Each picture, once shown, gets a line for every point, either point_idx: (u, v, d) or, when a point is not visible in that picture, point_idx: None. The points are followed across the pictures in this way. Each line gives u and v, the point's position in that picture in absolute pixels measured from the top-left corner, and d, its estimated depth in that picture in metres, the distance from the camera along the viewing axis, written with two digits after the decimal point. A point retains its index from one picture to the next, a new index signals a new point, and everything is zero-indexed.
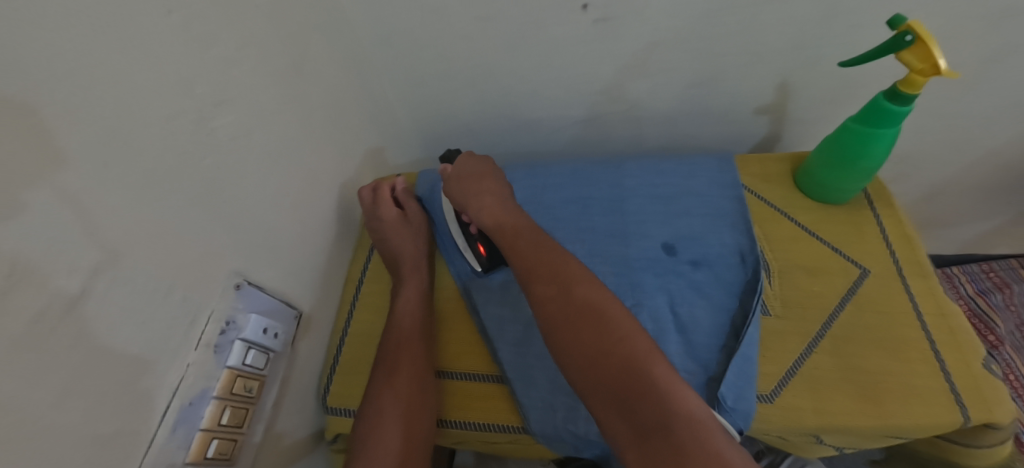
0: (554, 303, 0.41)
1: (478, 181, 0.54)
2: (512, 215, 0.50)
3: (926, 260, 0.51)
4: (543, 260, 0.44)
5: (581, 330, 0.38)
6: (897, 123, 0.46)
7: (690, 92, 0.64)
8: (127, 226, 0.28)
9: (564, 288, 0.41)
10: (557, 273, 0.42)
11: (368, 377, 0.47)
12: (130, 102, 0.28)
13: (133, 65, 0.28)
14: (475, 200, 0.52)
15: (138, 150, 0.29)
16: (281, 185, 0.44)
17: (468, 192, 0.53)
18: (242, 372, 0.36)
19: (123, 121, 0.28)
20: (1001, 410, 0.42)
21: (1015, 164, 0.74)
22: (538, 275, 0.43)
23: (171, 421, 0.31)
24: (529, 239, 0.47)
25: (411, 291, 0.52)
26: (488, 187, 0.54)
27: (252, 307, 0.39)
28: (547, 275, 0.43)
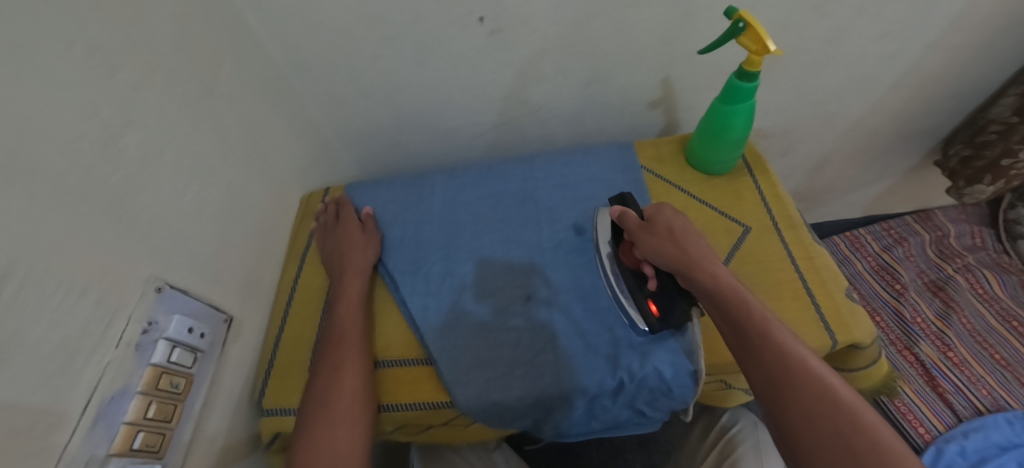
0: (826, 420, 0.34)
1: (692, 240, 0.47)
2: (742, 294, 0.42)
3: (796, 213, 0.58)
4: (797, 362, 0.37)
5: (866, 465, 0.31)
6: (750, 98, 0.54)
7: (588, 90, 0.71)
8: (36, 236, 0.31)
9: (835, 401, 0.34)
10: (817, 378, 0.36)
11: (315, 374, 0.48)
12: (33, 125, 0.31)
13: (38, 92, 0.32)
14: (693, 264, 0.45)
15: (43, 167, 0.32)
16: (199, 200, 0.48)
17: (683, 248, 0.46)
18: (167, 369, 0.39)
19: (29, 140, 0.31)
20: (859, 330, 0.49)
21: (882, 129, 0.84)
22: (798, 381, 0.36)
23: (93, 414, 0.33)
24: (770, 329, 0.39)
25: (355, 291, 0.54)
26: (698, 249, 0.46)
27: (174, 310, 0.41)
28: (807, 379, 0.36)
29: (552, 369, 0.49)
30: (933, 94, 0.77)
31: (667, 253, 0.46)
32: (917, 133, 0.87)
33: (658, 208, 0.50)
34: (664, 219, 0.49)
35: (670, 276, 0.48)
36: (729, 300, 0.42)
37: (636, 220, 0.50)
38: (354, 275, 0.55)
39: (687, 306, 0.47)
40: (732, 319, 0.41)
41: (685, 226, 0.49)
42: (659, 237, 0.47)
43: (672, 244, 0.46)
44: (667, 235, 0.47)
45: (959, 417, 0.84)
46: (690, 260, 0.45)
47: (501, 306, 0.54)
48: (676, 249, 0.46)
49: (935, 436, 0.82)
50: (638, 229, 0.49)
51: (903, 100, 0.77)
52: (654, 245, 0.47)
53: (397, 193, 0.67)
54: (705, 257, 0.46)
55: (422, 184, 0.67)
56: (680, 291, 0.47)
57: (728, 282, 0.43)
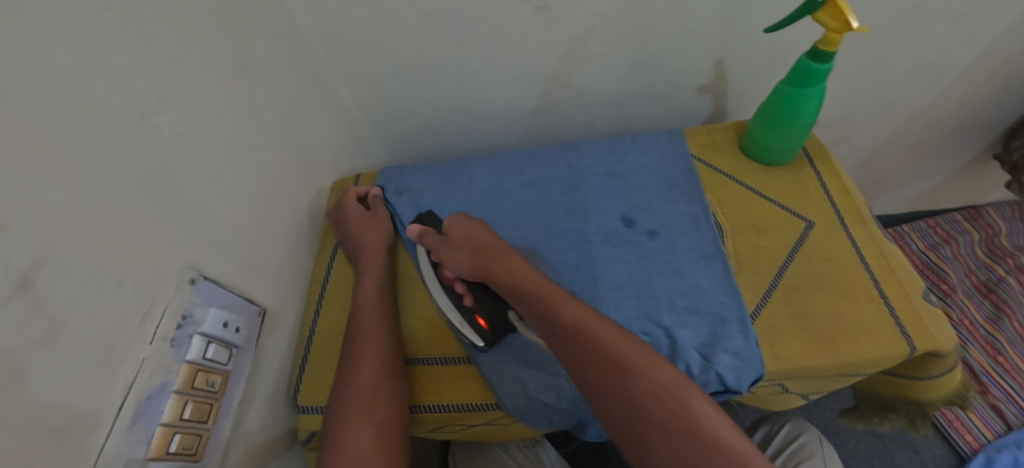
0: (618, 389, 0.37)
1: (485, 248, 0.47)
2: (538, 285, 0.43)
3: (864, 208, 0.54)
4: (616, 360, 0.38)
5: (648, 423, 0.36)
6: (823, 81, 0.49)
7: (635, 73, 0.67)
8: (69, 220, 0.28)
9: (650, 390, 0.36)
10: (632, 374, 0.37)
11: (336, 375, 0.45)
12: (65, 98, 0.28)
13: (70, 61, 0.29)
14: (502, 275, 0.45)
15: (78, 143, 0.29)
16: (235, 183, 0.45)
17: (480, 257, 0.47)
18: (202, 366, 0.36)
19: (63, 115, 0.28)
20: (942, 337, 0.45)
21: (943, 120, 0.79)
22: (619, 383, 0.37)
23: (129, 415, 0.31)
24: (587, 332, 0.39)
25: (371, 281, 0.51)
26: (496, 256, 0.46)
27: (210, 302, 0.38)
28: (632, 376, 0.37)
29: None
30: (1003, 82, 0.71)
31: (469, 267, 0.47)
32: (978, 125, 0.81)
33: (450, 219, 0.51)
34: (458, 232, 0.49)
35: (479, 287, 0.49)
36: (545, 315, 0.41)
37: (433, 237, 0.50)
38: (375, 265, 0.53)
39: (509, 312, 0.48)
40: (551, 331, 0.41)
41: (481, 232, 0.49)
42: (459, 254, 0.47)
43: (469, 259, 0.47)
44: (466, 245, 0.48)
45: (1009, 425, 0.80)
46: (490, 272, 0.46)
47: None
48: (474, 263, 0.47)
49: (983, 444, 0.78)
50: (440, 245, 0.49)
51: (970, 88, 0.72)
52: (457, 258, 0.47)
53: (430, 180, 0.63)
54: (505, 260, 0.46)
55: (460, 171, 0.63)
56: (497, 300, 0.48)
57: (524, 283, 0.44)
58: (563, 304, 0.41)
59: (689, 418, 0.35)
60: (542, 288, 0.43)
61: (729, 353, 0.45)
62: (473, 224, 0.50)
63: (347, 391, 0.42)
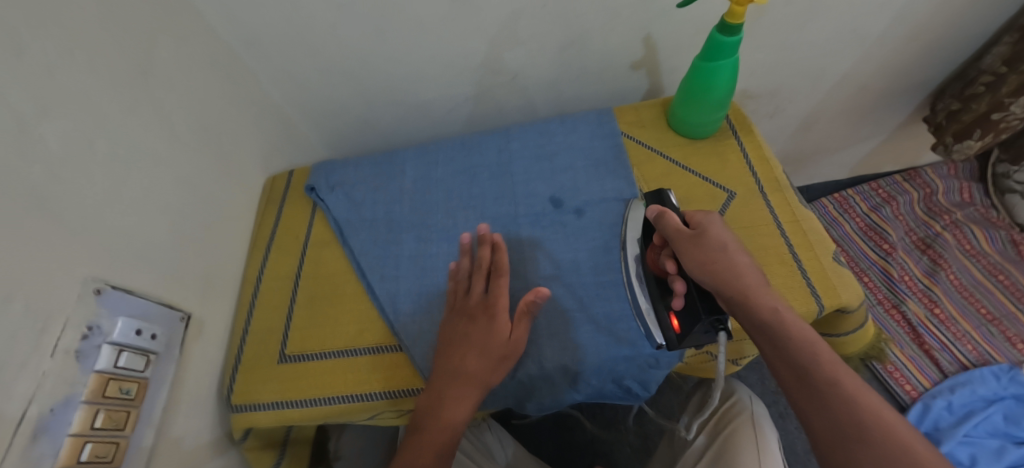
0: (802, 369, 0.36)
1: (734, 263, 0.39)
2: (740, 282, 0.38)
3: (782, 176, 0.56)
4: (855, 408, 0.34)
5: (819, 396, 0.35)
6: (733, 54, 0.50)
7: (564, 55, 0.67)
8: None
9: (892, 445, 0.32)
10: (873, 426, 0.33)
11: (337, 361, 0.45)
12: None
13: None
14: (748, 290, 0.38)
15: None
16: (143, 192, 0.44)
17: (732, 273, 0.39)
18: (115, 375, 0.36)
19: None
20: (846, 294, 0.47)
21: (873, 85, 0.81)
22: (860, 437, 0.33)
23: (31, 429, 0.31)
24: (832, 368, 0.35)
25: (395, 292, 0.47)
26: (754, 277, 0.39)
27: (120, 312, 0.38)
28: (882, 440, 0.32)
29: (531, 348, 0.48)
30: (926, 44, 0.74)
31: (711, 271, 0.39)
32: (908, 88, 0.84)
33: (709, 215, 0.42)
34: (719, 234, 0.41)
35: (697, 297, 0.41)
36: (789, 340, 0.37)
37: (676, 226, 0.43)
38: (495, 329, 0.46)
39: (719, 328, 0.41)
40: (792, 361, 0.36)
41: (737, 243, 0.41)
42: (702, 257, 0.40)
43: (729, 271, 0.39)
44: (720, 251, 0.40)
45: (944, 373, 0.85)
46: (745, 292, 0.38)
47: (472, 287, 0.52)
48: (727, 271, 0.39)
49: (920, 393, 0.83)
50: (685, 236, 0.41)
51: (896, 51, 0.74)
52: (704, 261, 0.39)
53: (363, 173, 0.63)
54: (759, 284, 0.39)
55: (393, 162, 0.63)
56: (714, 313, 0.40)
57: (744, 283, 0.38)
58: (810, 335, 0.37)
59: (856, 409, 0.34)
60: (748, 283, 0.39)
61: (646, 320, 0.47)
62: (720, 231, 0.41)
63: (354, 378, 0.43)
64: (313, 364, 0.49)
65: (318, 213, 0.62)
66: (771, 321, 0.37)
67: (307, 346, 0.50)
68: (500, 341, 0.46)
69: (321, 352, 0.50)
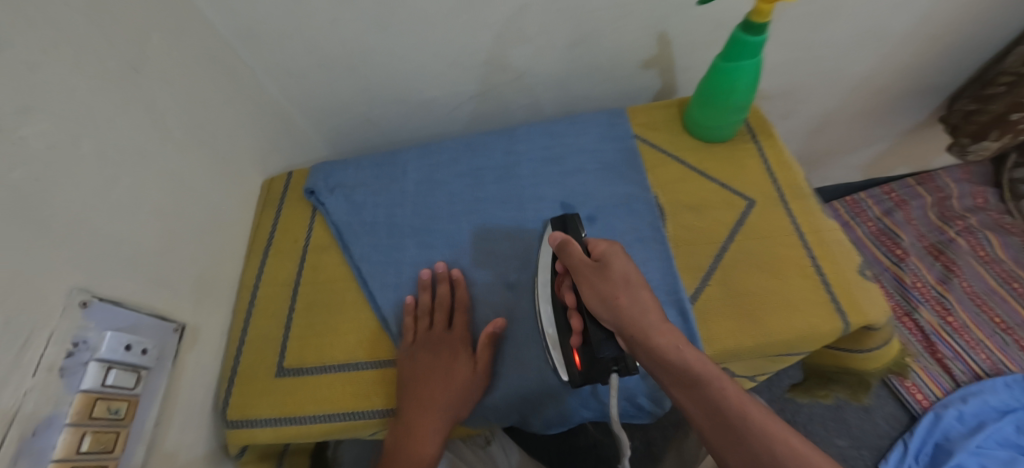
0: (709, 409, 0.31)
1: (631, 295, 0.37)
2: (633, 315, 0.35)
3: (804, 183, 0.54)
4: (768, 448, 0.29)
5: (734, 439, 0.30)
6: (756, 54, 0.48)
7: (574, 52, 0.64)
8: None
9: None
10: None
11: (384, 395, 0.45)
12: None
13: None
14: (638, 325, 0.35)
15: None
16: (132, 195, 0.41)
17: (630, 307, 0.36)
18: (102, 393, 0.34)
19: None
20: (873, 310, 0.45)
21: (891, 86, 0.79)
22: None
23: (11, 456, 0.28)
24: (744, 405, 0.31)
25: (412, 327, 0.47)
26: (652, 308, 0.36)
27: (108, 325, 0.36)
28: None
29: (540, 365, 0.45)
30: (948, 45, 0.71)
31: (609, 306, 0.37)
32: (927, 90, 0.81)
33: (608, 245, 0.40)
34: (622, 268, 0.38)
35: (600, 334, 0.39)
36: (689, 378, 0.32)
37: (583, 259, 0.40)
38: (464, 362, 0.45)
39: (611, 368, 0.38)
40: (700, 399, 0.32)
41: (639, 275, 0.39)
42: (598, 287, 0.38)
43: (627, 307, 0.36)
44: (620, 284, 0.37)
45: (958, 382, 0.83)
46: (642, 331, 0.35)
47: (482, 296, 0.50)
48: (628, 306, 0.36)
49: (932, 403, 0.82)
50: (585, 267, 0.39)
51: (917, 52, 0.71)
52: (600, 293, 0.38)
53: (365, 174, 0.60)
54: (660, 319, 0.35)
55: (396, 164, 0.61)
56: (613, 349, 0.39)
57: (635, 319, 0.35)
58: (716, 372, 0.32)
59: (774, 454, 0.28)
60: (641, 319, 0.35)
61: None
62: (622, 262, 0.39)
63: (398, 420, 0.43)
64: (312, 379, 0.47)
65: (318, 216, 0.59)
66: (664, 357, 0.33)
67: (307, 359, 0.48)
68: (467, 374, 0.45)
69: (321, 366, 0.47)
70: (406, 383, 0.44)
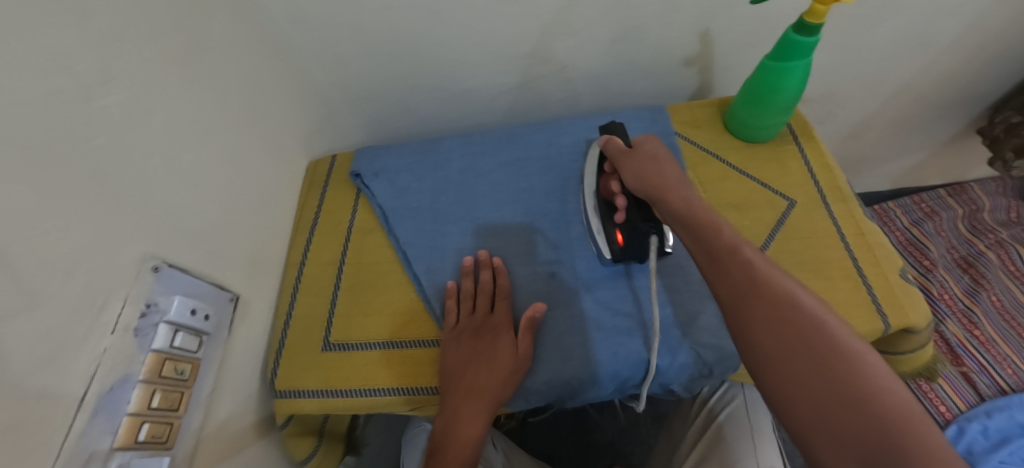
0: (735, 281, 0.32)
1: (661, 171, 0.44)
2: (662, 182, 0.43)
3: (846, 186, 0.54)
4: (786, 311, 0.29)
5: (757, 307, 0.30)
6: (808, 54, 0.48)
7: (616, 47, 0.65)
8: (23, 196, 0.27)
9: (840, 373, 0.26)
10: (826, 355, 0.26)
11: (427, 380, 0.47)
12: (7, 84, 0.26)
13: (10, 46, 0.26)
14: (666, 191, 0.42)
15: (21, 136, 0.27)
16: (196, 167, 0.43)
17: (658, 174, 0.44)
18: (170, 354, 0.35)
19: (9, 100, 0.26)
20: (915, 313, 0.45)
21: (931, 95, 0.78)
22: (792, 339, 0.28)
23: (92, 407, 0.30)
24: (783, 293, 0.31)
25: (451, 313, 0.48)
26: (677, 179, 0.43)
27: (175, 290, 0.37)
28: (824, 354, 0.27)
29: (582, 352, 0.46)
30: (992, 54, 0.70)
31: (639, 176, 0.45)
32: (966, 99, 0.80)
33: (645, 138, 0.49)
34: (658, 150, 0.47)
35: (636, 205, 0.47)
36: (712, 244, 0.35)
37: (622, 149, 0.49)
38: (506, 343, 0.46)
39: (650, 232, 0.46)
40: (730, 278, 0.32)
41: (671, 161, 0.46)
42: (635, 164, 0.46)
43: (652, 170, 0.44)
44: (653, 162, 0.45)
45: (981, 396, 0.82)
46: (663, 185, 0.43)
47: (524, 282, 0.51)
48: (656, 177, 0.44)
49: (955, 415, 0.81)
50: (624, 154, 0.48)
51: (961, 59, 0.70)
52: (635, 167, 0.46)
53: (408, 160, 0.62)
54: (684, 186, 0.42)
55: (438, 151, 0.62)
56: (645, 217, 0.46)
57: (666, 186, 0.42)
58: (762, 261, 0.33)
59: (792, 316, 0.29)
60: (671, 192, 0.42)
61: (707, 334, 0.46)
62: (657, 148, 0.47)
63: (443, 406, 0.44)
64: (357, 354, 0.48)
65: (361, 199, 0.61)
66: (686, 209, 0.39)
67: (351, 335, 0.49)
68: (510, 357, 0.45)
69: (365, 342, 0.49)
70: (452, 369, 0.45)
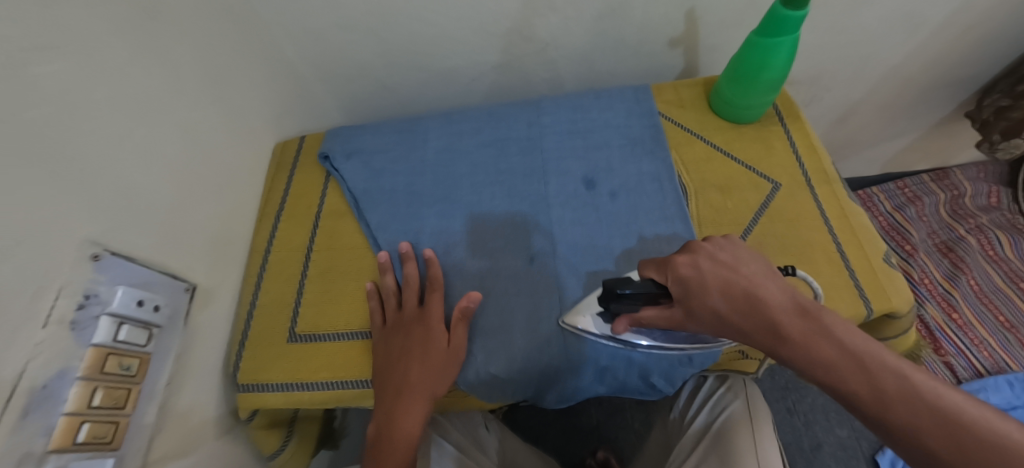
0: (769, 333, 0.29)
1: (740, 315, 0.30)
2: (744, 329, 0.31)
3: (830, 168, 0.53)
4: (819, 355, 0.27)
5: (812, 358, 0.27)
6: (796, 29, 0.46)
7: (601, 25, 0.62)
8: None
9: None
10: (893, 397, 0.24)
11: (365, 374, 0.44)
12: None
13: None
14: (758, 335, 0.30)
15: None
16: (150, 145, 0.39)
17: (741, 328, 0.31)
18: (114, 349, 0.33)
19: None
20: (897, 296, 0.44)
21: (920, 77, 0.77)
22: (853, 387, 0.26)
23: (22, 406, 0.27)
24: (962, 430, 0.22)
25: (377, 318, 0.46)
26: (761, 309, 0.30)
27: (120, 280, 0.34)
28: (900, 395, 0.24)
29: (560, 338, 0.44)
30: (981, 36, 0.69)
31: (714, 328, 0.33)
32: (955, 83, 0.80)
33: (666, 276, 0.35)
34: (716, 281, 0.32)
35: None
36: (747, 325, 0.30)
37: (659, 313, 0.36)
38: (437, 336, 0.43)
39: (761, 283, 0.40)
40: (767, 342, 0.29)
41: (737, 284, 0.31)
42: (701, 321, 0.33)
43: (736, 324, 0.31)
44: (716, 314, 0.32)
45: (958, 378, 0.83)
46: (755, 335, 0.30)
47: (501, 267, 0.49)
48: (730, 325, 0.31)
49: None
50: (674, 318, 0.35)
51: (949, 42, 0.70)
52: (708, 331, 0.34)
53: (383, 141, 0.59)
54: (777, 320, 0.29)
55: (415, 132, 0.59)
56: None
57: (754, 327, 0.30)
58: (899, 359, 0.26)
59: (844, 360, 0.26)
60: (761, 327, 0.30)
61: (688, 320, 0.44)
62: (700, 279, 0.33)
63: (376, 408, 0.42)
64: (325, 346, 0.46)
65: (331, 182, 0.58)
66: (797, 347, 0.28)
67: (320, 325, 0.47)
68: (443, 351, 0.43)
69: (334, 333, 0.47)
70: (383, 366, 0.43)
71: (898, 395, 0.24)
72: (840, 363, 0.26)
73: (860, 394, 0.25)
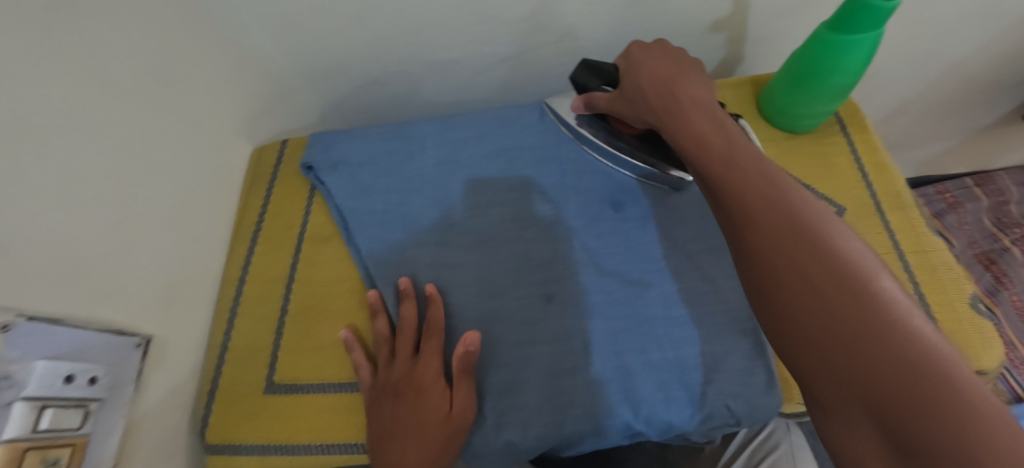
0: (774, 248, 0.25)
1: (664, 90, 0.38)
2: (658, 100, 0.38)
3: (905, 191, 0.45)
4: (812, 266, 0.23)
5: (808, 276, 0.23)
6: (880, 24, 0.37)
7: (629, 12, 0.53)
8: None
9: (941, 422, 0.17)
10: (887, 341, 0.19)
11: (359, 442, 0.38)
12: None
13: None
14: (667, 117, 0.37)
15: None
16: (89, 174, 0.32)
17: (654, 109, 0.38)
18: (33, 442, 0.25)
19: None
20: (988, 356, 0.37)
21: (982, 75, 0.68)
22: (840, 315, 0.21)
23: None
24: (870, 301, 0.21)
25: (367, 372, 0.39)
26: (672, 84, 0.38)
27: (41, 350, 0.27)
28: (907, 348, 0.19)
29: (586, 398, 0.37)
30: None
31: (632, 111, 0.41)
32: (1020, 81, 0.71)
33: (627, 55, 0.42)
34: (653, 65, 0.40)
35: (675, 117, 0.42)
36: (665, 111, 0.37)
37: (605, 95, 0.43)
38: (437, 402, 0.36)
39: None
40: (754, 241, 0.26)
41: (669, 71, 0.39)
42: (629, 102, 0.41)
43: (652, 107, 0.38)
44: (642, 93, 0.39)
45: None
46: (663, 109, 0.37)
47: (512, 307, 0.41)
48: (650, 102, 0.38)
49: None
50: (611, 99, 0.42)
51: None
52: (626, 112, 0.41)
53: (376, 148, 0.51)
54: (688, 103, 0.36)
55: (410, 137, 0.51)
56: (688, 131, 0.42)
57: (666, 105, 0.37)
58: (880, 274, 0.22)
59: (846, 279, 0.22)
60: (675, 106, 0.36)
61: (740, 383, 0.37)
62: (652, 60, 0.40)
63: None
64: (308, 400, 0.40)
65: (316, 197, 0.50)
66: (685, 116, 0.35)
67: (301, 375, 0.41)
68: (441, 421, 0.36)
69: (319, 385, 0.40)
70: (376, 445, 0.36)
71: (903, 349, 0.19)
72: (845, 285, 0.22)
73: (843, 329, 0.21)
